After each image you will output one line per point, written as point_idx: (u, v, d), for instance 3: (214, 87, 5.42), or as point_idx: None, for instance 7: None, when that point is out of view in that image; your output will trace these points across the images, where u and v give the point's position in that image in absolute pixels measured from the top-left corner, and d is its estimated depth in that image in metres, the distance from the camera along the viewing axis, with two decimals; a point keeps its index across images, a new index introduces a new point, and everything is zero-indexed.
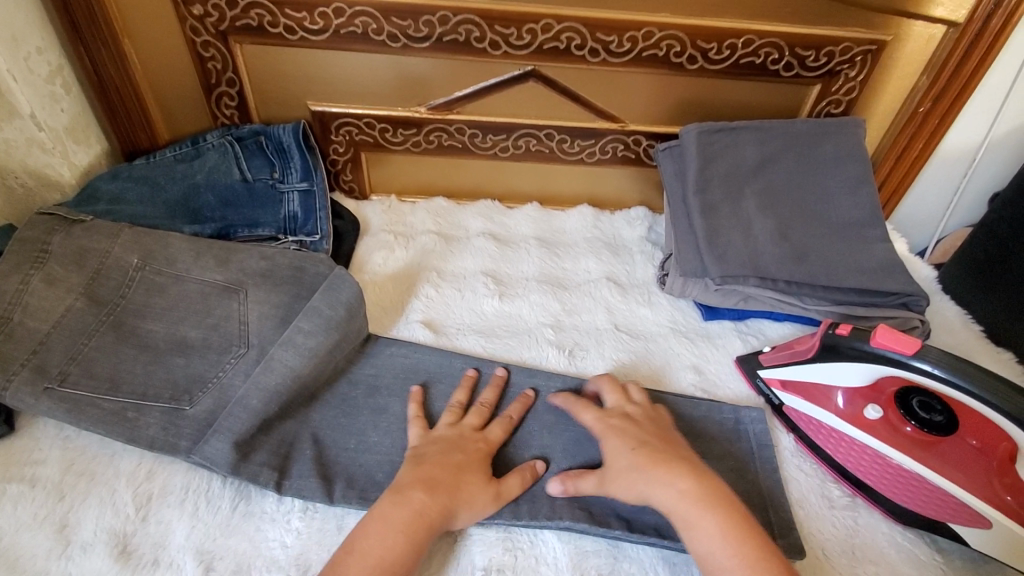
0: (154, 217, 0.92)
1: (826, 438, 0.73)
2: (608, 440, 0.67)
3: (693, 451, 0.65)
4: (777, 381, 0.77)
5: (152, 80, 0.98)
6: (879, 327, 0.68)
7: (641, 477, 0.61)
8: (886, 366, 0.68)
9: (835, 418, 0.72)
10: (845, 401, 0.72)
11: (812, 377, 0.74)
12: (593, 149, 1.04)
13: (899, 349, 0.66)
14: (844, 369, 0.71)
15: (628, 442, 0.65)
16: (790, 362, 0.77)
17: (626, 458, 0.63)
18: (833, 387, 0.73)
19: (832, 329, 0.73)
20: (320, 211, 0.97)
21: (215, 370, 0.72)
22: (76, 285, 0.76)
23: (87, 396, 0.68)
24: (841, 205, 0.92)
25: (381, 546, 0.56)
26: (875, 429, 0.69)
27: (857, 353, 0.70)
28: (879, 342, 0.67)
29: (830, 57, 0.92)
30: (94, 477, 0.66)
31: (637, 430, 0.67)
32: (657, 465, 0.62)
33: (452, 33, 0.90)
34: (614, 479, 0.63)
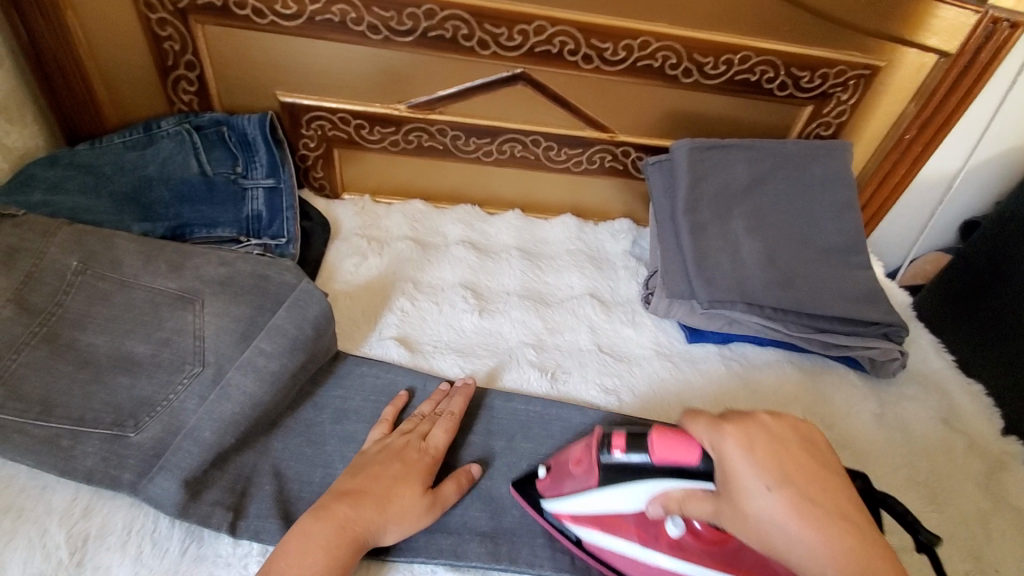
0: (99, 212, 0.84)
1: (629, 565, 0.61)
2: (756, 473, 0.46)
3: (773, 497, 0.45)
4: (567, 515, 0.62)
5: (100, 58, 0.88)
6: (655, 436, 0.53)
7: (800, 540, 0.44)
8: (681, 482, 0.52)
9: (640, 549, 0.60)
10: (637, 529, 0.60)
11: (598, 510, 0.60)
12: (580, 157, 1.00)
13: (681, 457, 0.51)
14: (612, 492, 0.57)
15: (813, 476, 0.46)
16: (576, 490, 0.60)
17: (819, 511, 0.44)
18: (624, 514, 0.59)
19: (607, 448, 0.56)
20: (287, 212, 0.90)
21: (165, 392, 0.65)
22: (4, 291, 0.67)
23: (14, 422, 0.60)
24: (827, 229, 0.91)
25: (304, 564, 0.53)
26: (679, 549, 0.58)
27: (638, 470, 0.54)
28: (660, 455, 0.52)
29: (823, 79, 0.91)
30: (21, 514, 0.57)
31: (809, 460, 0.47)
32: (854, 532, 0.44)
33: (438, 28, 0.84)
34: (758, 534, 0.46)
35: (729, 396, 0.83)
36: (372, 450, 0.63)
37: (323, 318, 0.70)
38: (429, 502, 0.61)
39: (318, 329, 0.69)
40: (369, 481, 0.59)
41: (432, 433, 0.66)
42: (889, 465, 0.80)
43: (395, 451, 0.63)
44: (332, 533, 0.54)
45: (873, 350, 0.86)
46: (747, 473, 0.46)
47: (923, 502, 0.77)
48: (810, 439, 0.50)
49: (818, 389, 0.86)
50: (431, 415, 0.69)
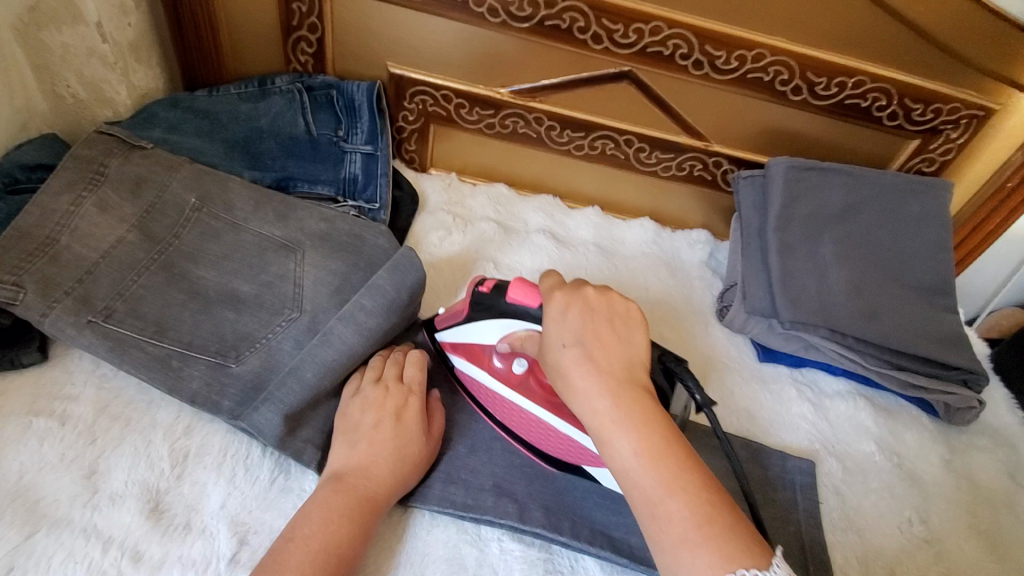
0: (213, 155, 0.89)
1: (481, 392, 0.72)
2: (561, 331, 0.56)
3: (564, 345, 0.55)
4: (447, 346, 0.74)
5: (229, 10, 0.92)
6: (514, 280, 0.65)
7: (577, 384, 0.52)
8: (517, 319, 0.66)
9: (490, 379, 0.70)
10: (495, 358, 0.70)
11: (467, 338, 0.72)
12: (670, 163, 1.00)
13: (526, 301, 0.64)
14: (483, 326, 0.69)
15: (607, 342, 0.54)
16: (456, 326, 0.72)
17: (599, 365, 0.53)
18: (484, 346, 0.71)
19: (478, 287, 0.69)
20: (381, 178, 0.93)
21: (265, 330, 0.69)
22: (129, 217, 0.72)
23: (132, 337, 0.64)
24: (919, 268, 0.88)
25: (322, 531, 0.54)
26: (523, 386, 0.68)
27: (494, 309, 0.67)
28: (512, 296, 0.65)
29: (936, 114, 0.88)
30: (128, 423, 0.61)
31: (608, 330, 0.55)
32: (623, 387, 0.52)
33: (555, 18, 0.85)
34: (554, 381, 0.56)
35: (794, 420, 0.83)
36: (351, 406, 0.64)
37: (416, 286, 0.72)
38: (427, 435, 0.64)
39: (410, 295, 0.71)
40: (372, 445, 0.60)
41: (403, 373, 0.67)
42: (951, 511, 0.78)
43: (380, 405, 0.63)
44: (352, 505, 0.56)
45: (952, 395, 0.84)
46: (552, 325, 0.57)
47: (986, 554, 0.75)
48: (624, 320, 0.57)
49: (888, 425, 0.85)
50: (395, 358, 0.69)
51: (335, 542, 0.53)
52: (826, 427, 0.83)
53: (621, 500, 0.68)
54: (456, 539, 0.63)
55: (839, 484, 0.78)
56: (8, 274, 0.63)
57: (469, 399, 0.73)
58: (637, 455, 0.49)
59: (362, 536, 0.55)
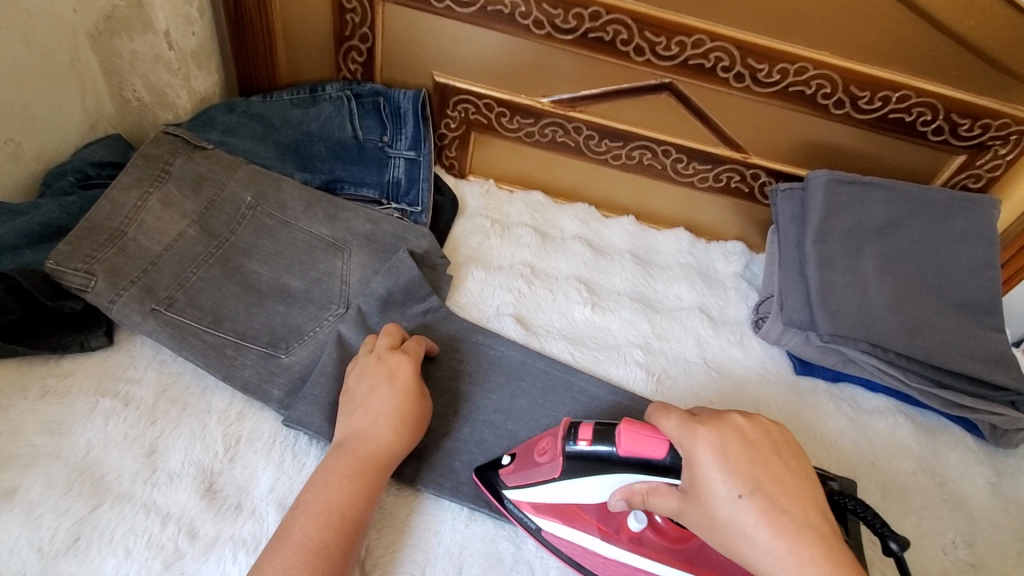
0: (266, 158, 0.94)
1: (582, 555, 0.62)
2: (727, 478, 0.49)
3: (740, 494, 0.48)
4: (526, 504, 0.63)
5: (286, 21, 0.97)
6: (624, 430, 0.55)
7: (767, 547, 0.47)
8: (639, 474, 0.55)
9: (600, 542, 0.61)
10: (600, 522, 0.61)
11: (565, 500, 0.61)
12: (707, 174, 1.00)
13: (649, 452, 0.53)
14: (591, 484, 0.58)
15: (784, 483, 0.50)
16: (540, 483, 0.60)
17: (785, 519, 0.48)
18: (587, 507, 0.60)
19: (573, 436, 0.58)
20: (423, 182, 0.96)
21: (314, 324, 0.72)
22: (190, 212, 0.76)
23: (191, 325, 0.68)
24: (964, 284, 0.86)
25: (329, 490, 0.55)
26: (638, 544, 0.60)
27: (609, 462, 0.56)
28: (627, 449, 0.54)
29: (984, 130, 0.87)
30: (185, 407, 0.65)
31: (778, 462, 0.51)
32: (821, 540, 0.47)
33: (599, 30, 0.87)
34: (727, 540, 0.49)
35: (831, 435, 0.82)
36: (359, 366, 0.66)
37: None
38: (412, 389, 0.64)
39: None
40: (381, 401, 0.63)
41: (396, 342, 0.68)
42: (997, 536, 0.76)
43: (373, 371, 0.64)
44: (353, 466, 0.57)
45: (999, 417, 0.82)
46: (712, 471, 0.49)
47: None
48: (780, 447, 0.52)
49: (930, 445, 0.83)
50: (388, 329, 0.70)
51: (339, 501, 0.55)
52: (866, 444, 0.82)
53: None
54: (493, 534, 0.65)
55: (880, 501, 0.77)
56: (81, 262, 0.67)
57: (561, 555, 0.63)
58: None
59: (367, 495, 0.56)
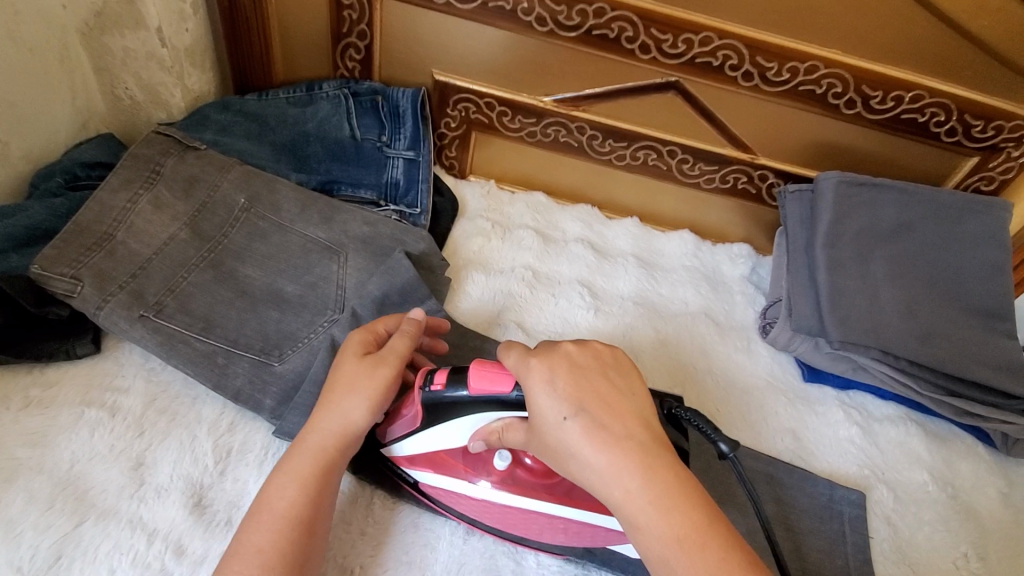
0: (261, 158, 0.91)
1: (460, 503, 0.62)
2: (556, 402, 0.49)
3: (568, 418, 0.48)
4: (404, 459, 0.62)
5: (282, 17, 0.94)
6: (471, 369, 0.54)
7: (599, 466, 0.47)
8: (495, 411, 0.55)
9: (467, 485, 0.60)
10: (468, 465, 0.60)
11: (430, 446, 0.60)
12: (714, 175, 0.98)
13: (497, 388, 0.53)
14: (448, 426, 0.58)
15: (608, 400, 0.50)
16: (412, 434, 0.60)
17: (614, 434, 0.48)
18: (453, 450, 0.60)
19: (427, 383, 0.57)
20: (422, 183, 0.94)
21: (308, 330, 0.70)
22: (181, 215, 0.74)
23: (180, 332, 0.65)
24: (978, 290, 0.84)
25: (283, 494, 0.53)
26: (517, 485, 0.59)
27: (462, 403, 0.55)
28: (476, 386, 0.54)
29: (999, 131, 0.85)
30: (175, 418, 0.63)
31: (605, 384, 0.51)
32: (642, 450, 0.48)
33: (604, 27, 0.85)
34: (559, 459, 0.50)
35: (840, 444, 0.80)
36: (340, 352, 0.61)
37: None
38: (374, 361, 0.58)
39: None
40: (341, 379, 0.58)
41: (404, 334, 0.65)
42: (1013, 549, 0.74)
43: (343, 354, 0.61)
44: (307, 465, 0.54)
45: (1011, 426, 0.80)
46: (542, 397, 0.49)
47: None
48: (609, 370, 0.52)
49: (942, 454, 0.81)
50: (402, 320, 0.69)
51: (295, 506, 0.52)
52: (876, 453, 0.80)
53: None
54: (494, 550, 0.62)
55: (891, 514, 0.74)
56: (67, 267, 0.65)
57: (447, 510, 0.63)
58: (682, 536, 0.45)
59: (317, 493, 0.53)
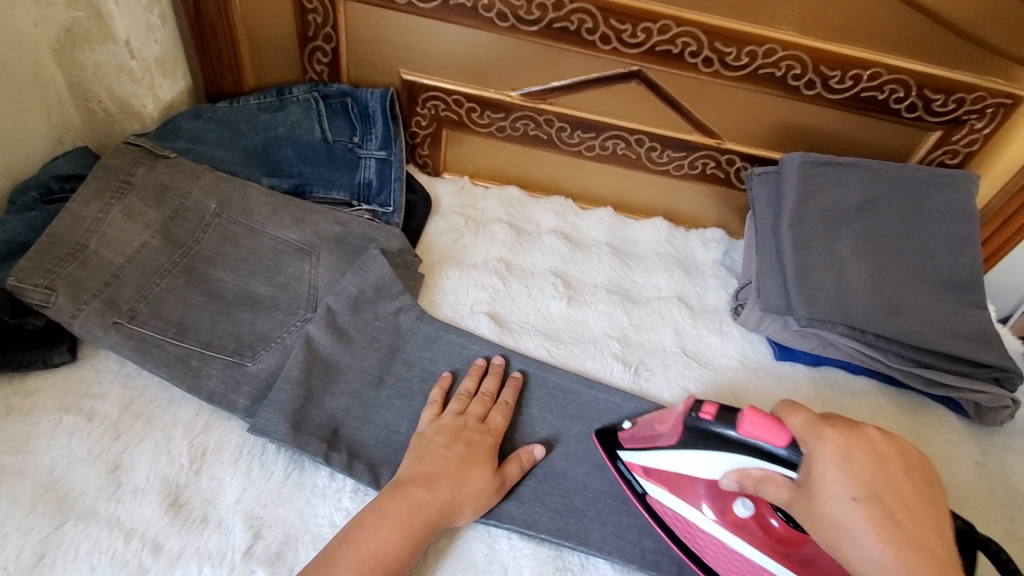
0: (233, 164, 0.93)
1: (670, 517, 0.65)
2: (845, 481, 0.50)
3: (853, 500, 0.49)
4: (640, 468, 0.66)
5: (249, 24, 0.96)
6: (747, 413, 0.55)
7: (873, 552, 0.47)
8: (751, 459, 0.56)
9: (707, 520, 0.63)
10: (707, 500, 0.62)
11: (676, 470, 0.63)
12: (682, 162, 0.99)
13: (767, 441, 0.54)
14: (702, 457, 0.60)
15: (907, 504, 0.49)
16: (654, 448, 0.64)
17: (896, 531, 0.47)
18: (697, 480, 0.62)
19: (696, 410, 0.60)
20: (395, 182, 0.95)
21: (281, 330, 0.71)
22: (153, 222, 0.75)
23: (154, 336, 0.67)
24: (944, 263, 0.85)
25: (379, 537, 0.55)
26: (742, 530, 0.61)
27: (722, 440, 0.58)
28: (747, 430, 0.55)
29: (958, 105, 0.86)
30: (150, 420, 0.64)
31: (903, 481, 0.51)
32: (932, 559, 0.47)
33: (563, 20, 0.86)
34: (834, 540, 0.49)
35: None
36: (429, 432, 0.65)
37: None
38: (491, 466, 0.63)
39: None
40: (436, 463, 0.61)
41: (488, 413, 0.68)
42: (984, 515, 0.75)
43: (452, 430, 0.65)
44: (404, 513, 0.56)
45: (982, 394, 0.81)
46: (828, 469, 0.50)
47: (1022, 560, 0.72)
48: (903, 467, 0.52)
49: (913, 426, 0.82)
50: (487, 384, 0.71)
51: (388, 550, 0.54)
52: None
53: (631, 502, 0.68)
54: (467, 535, 0.64)
55: None
56: (41, 277, 0.66)
57: (641, 505, 0.66)
58: None
59: (413, 547, 0.55)
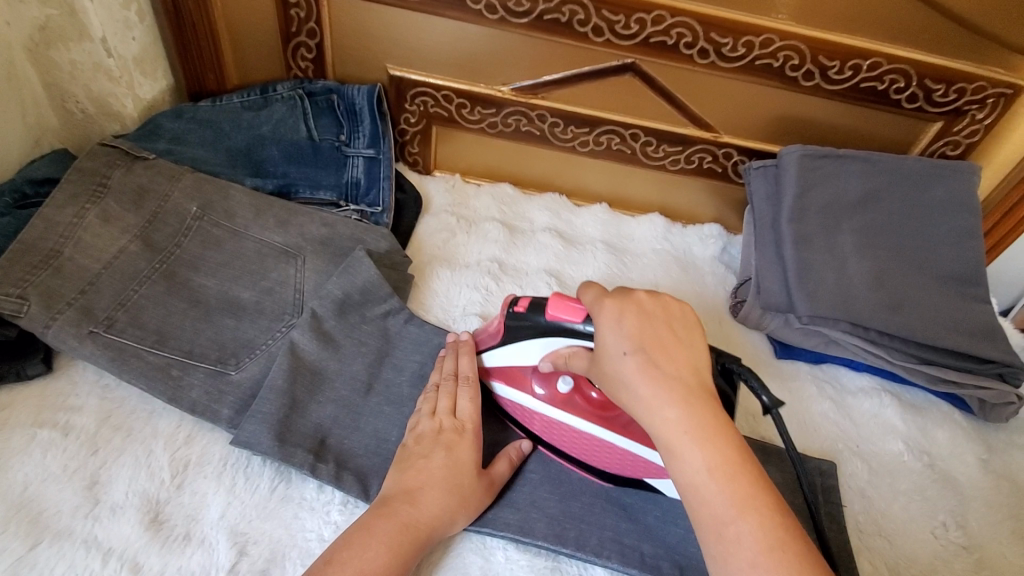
0: (216, 165, 0.90)
1: (521, 412, 0.69)
2: (619, 338, 0.50)
3: (627, 353, 0.49)
4: (484, 369, 0.69)
5: (231, 21, 0.93)
6: (551, 297, 0.58)
7: (640, 394, 0.48)
8: (562, 338, 0.58)
9: (535, 402, 0.67)
10: (536, 382, 0.66)
11: (511, 363, 0.66)
12: (679, 156, 0.97)
13: (567, 316, 0.56)
14: (526, 348, 0.63)
15: (672, 347, 0.50)
16: (495, 347, 0.66)
17: (665, 372, 0.48)
18: (524, 367, 0.66)
19: (512, 306, 0.62)
20: (383, 181, 0.92)
21: (265, 336, 0.69)
22: (130, 227, 0.72)
23: (133, 346, 0.64)
24: (946, 257, 0.83)
25: (361, 556, 0.52)
26: (572, 407, 0.66)
27: (537, 329, 0.60)
28: (553, 314, 0.57)
29: (960, 95, 0.84)
30: (130, 434, 0.61)
31: (669, 335, 0.50)
32: (691, 394, 0.48)
33: (554, 12, 0.84)
34: (613, 391, 0.51)
35: (814, 418, 0.79)
36: (410, 442, 0.61)
37: None
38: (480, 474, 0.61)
39: None
40: (420, 475, 0.58)
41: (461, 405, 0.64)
42: (991, 513, 0.74)
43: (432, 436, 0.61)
44: (390, 530, 0.54)
45: (986, 390, 0.79)
46: (609, 334, 0.51)
47: None
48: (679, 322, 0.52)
49: (916, 422, 0.81)
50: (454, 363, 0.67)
51: (373, 570, 0.51)
52: (850, 426, 0.79)
53: (632, 510, 0.66)
54: (462, 548, 0.61)
55: (864, 486, 0.74)
56: (13, 286, 0.63)
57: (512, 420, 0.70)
58: (715, 470, 0.45)
59: (400, 567, 0.53)
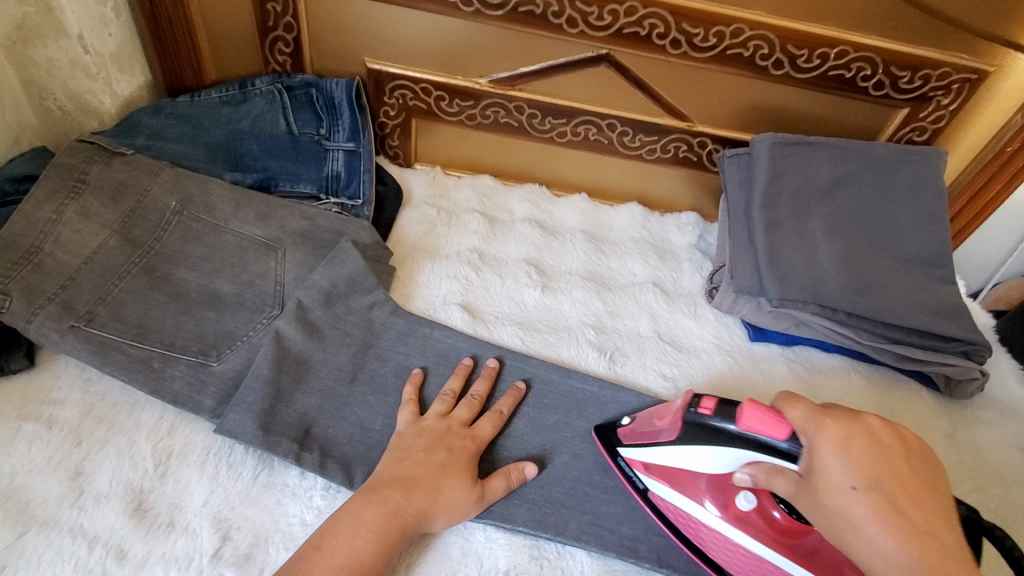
0: (195, 159, 0.90)
1: (677, 517, 0.65)
2: (845, 469, 0.47)
3: (854, 488, 0.46)
4: (639, 464, 0.66)
5: (208, 15, 0.93)
6: (747, 406, 0.54)
7: (879, 543, 0.44)
8: (750, 450, 0.55)
9: (704, 509, 0.62)
10: (710, 494, 0.62)
11: (672, 464, 0.63)
12: (655, 146, 0.98)
13: (768, 432, 0.52)
14: (697, 452, 0.59)
15: (908, 488, 0.46)
16: (657, 445, 0.63)
17: (896, 516, 0.44)
18: (697, 475, 0.62)
19: (695, 405, 0.59)
20: (364, 175, 0.93)
21: (247, 329, 0.70)
22: (109, 222, 0.72)
23: (114, 340, 0.65)
24: (913, 240, 0.86)
25: (349, 544, 0.53)
26: (748, 524, 0.61)
27: (724, 435, 0.56)
28: (746, 424, 0.54)
29: (925, 81, 0.86)
30: (113, 425, 0.62)
31: (908, 468, 0.47)
32: (938, 549, 0.43)
33: (529, 3, 0.85)
34: (836, 530, 0.47)
35: None
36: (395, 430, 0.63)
37: None
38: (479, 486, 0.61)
39: None
40: (411, 467, 0.60)
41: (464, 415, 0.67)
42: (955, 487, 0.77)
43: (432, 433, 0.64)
44: (379, 519, 0.55)
45: (951, 367, 0.82)
46: (833, 461, 0.47)
47: None
48: (893, 450, 0.48)
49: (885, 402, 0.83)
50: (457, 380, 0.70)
51: (361, 557, 0.53)
52: None
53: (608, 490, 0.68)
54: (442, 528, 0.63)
55: None
56: None
57: (651, 509, 0.66)
58: None
59: (387, 555, 0.54)
